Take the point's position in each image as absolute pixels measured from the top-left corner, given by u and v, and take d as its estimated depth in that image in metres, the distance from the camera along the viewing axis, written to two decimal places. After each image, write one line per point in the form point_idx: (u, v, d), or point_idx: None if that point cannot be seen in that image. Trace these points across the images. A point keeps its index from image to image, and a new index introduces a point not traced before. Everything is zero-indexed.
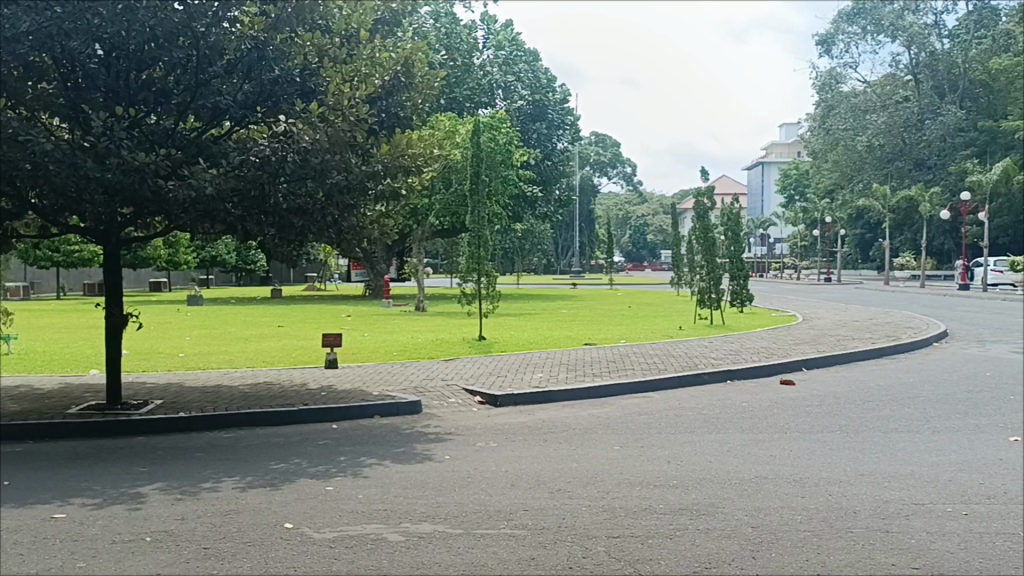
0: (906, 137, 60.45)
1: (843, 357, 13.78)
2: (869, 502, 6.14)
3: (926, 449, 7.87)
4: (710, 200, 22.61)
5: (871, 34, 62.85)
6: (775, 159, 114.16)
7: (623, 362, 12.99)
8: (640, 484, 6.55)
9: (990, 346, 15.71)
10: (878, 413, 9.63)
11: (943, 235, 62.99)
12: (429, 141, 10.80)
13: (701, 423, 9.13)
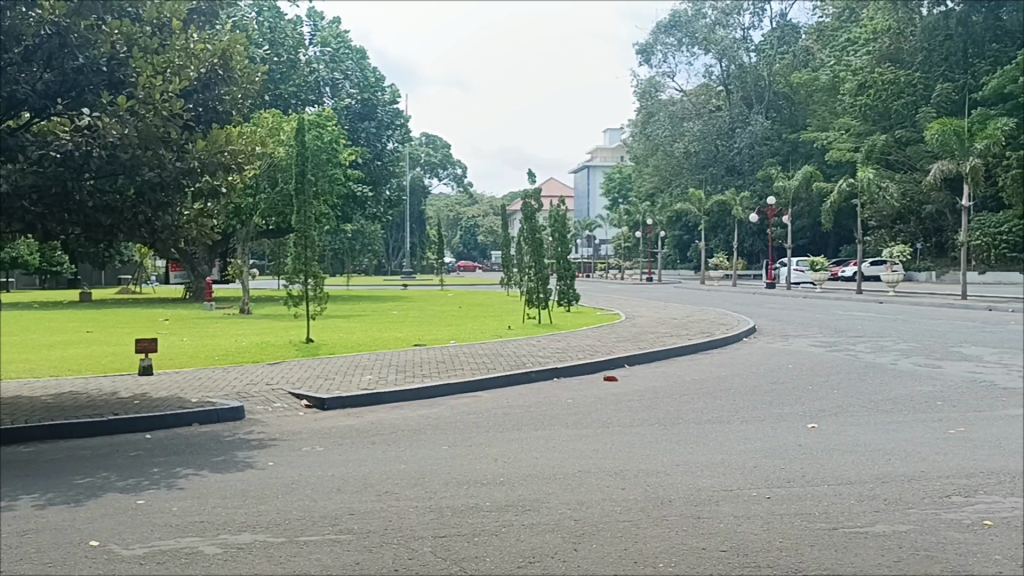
0: (719, 144, 64.18)
1: (662, 354, 14.42)
2: (684, 490, 6.46)
3: (734, 438, 8.36)
4: (537, 202, 23.04)
5: (686, 46, 66.13)
6: (600, 163, 118.08)
7: (452, 363, 13.05)
8: (466, 483, 6.60)
9: (792, 341, 16.90)
10: (692, 406, 10.16)
11: (752, 237, 67.37)
12: (252, 139, 10.41)
13: (527, 420, 9.31)
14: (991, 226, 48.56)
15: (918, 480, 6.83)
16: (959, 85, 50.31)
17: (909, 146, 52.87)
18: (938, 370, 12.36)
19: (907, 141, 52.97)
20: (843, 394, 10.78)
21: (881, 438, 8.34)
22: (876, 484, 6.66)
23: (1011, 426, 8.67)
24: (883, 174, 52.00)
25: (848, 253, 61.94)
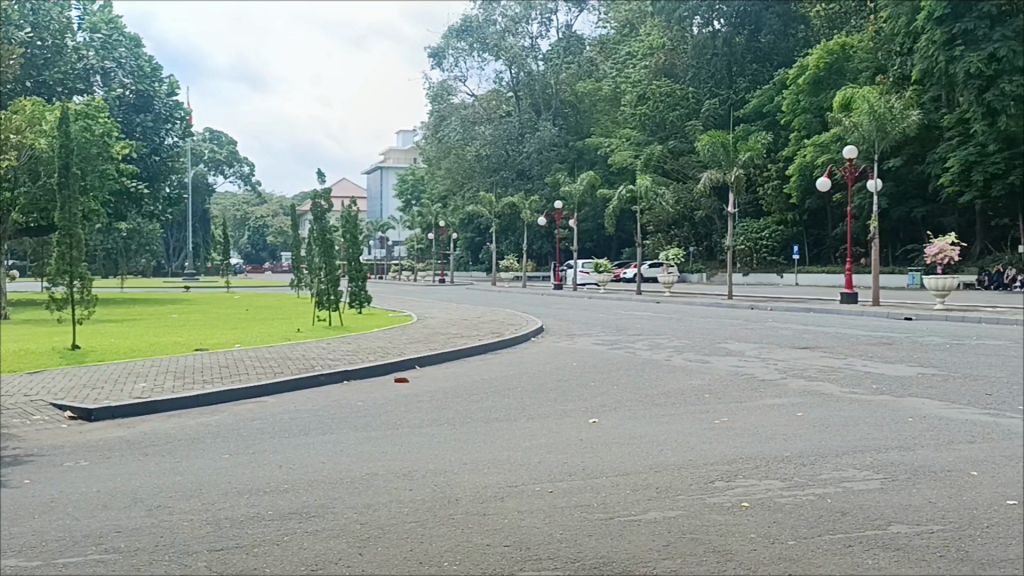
0: (509, 148, 65.60)
1: (452, 354, 14.55)
2: (469, 488, 6.56)
3: (519, 435, 8.59)
4: (328, 202, 22.52)
5: (477, 51, 66.89)
6: (393, 165, 117.67)
7: (235, 367, 12.50)
8: (248, 492, 6.35)
9: (578, 340, 17.59)
10: (481, 404, 10.32)
11: (541, 240, 69.95)
12: (7, 127, 9.54)
13: (314, 424, 9.11)
14: (753, 231, 52.82)
15: (686, 467, 7.30)
16: (724, 100, 54.50)
17: (681, 156, 56.44)
18: (707, 365, 13.26)
19: (680, 152, 56.54)
20: (622, 390, 11.32)
21: (655, 430, 8.86)
22: (648, 474, 7.05)
23: (769, 415, 9.47)
24: (660, 182, 55.22)
25: (629, 255, 65.55)
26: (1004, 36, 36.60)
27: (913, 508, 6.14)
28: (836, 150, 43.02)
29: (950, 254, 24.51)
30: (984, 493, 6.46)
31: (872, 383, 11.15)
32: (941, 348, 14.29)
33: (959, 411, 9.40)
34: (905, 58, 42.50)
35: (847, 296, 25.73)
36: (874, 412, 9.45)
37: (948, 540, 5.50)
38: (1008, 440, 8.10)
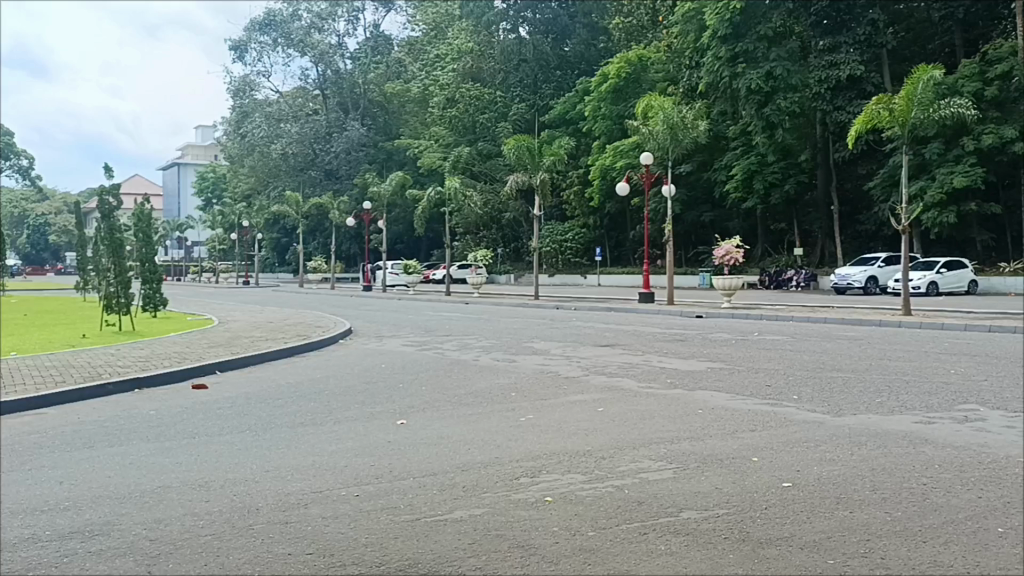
0: (317, 147, 64.32)
1: (255, 358, 14.04)
2: (270, 497, 6.34)
3: (325, 439, 8.42)
4: (116, 199, 21.17)
5: (282, 46, 65.05)
6: (191, 161, 112.15)
7: (10, 377, 11.47)
8: (22, 513, 5.85)
9: (386, 341, 17.48)
10: (285, 409, 10.02)
11: (349, 240, 69.13)
12: None
13: (102, 436, 8.51)
14: (558, 234, 54.10)
15: (494, 465, 7.40)
16: (530, 106, 55.78)
17: (490, 159, 57.32)
18: (513, 364, 13.54)
19: (489, 154, 57.35)
20: (431, 390, 11.32)
21: (461, 430, 8.94)
22: (456, 474, 7.09)
23: (571, 411, 9.79)
24: (468, 184, 55.73)
25: (439, 257, 65.81)
26: (779, 56, 39.78)
27: (701, 495, 6.53)
28: (634, 156, 45.18)
29: (735, 255, 26.26)
30: (762, 477, 6.98)
31: (666, 378, 11.80)
32: (727, 343, 15.29)
33: (743, 401, 10.13)
34: (694, 71, 45.07)
35: (645, 295, 26.99)
36: (668, 405, 9.96)
37: (732, 523, 5.88)
38: (782, 426, 8.80)
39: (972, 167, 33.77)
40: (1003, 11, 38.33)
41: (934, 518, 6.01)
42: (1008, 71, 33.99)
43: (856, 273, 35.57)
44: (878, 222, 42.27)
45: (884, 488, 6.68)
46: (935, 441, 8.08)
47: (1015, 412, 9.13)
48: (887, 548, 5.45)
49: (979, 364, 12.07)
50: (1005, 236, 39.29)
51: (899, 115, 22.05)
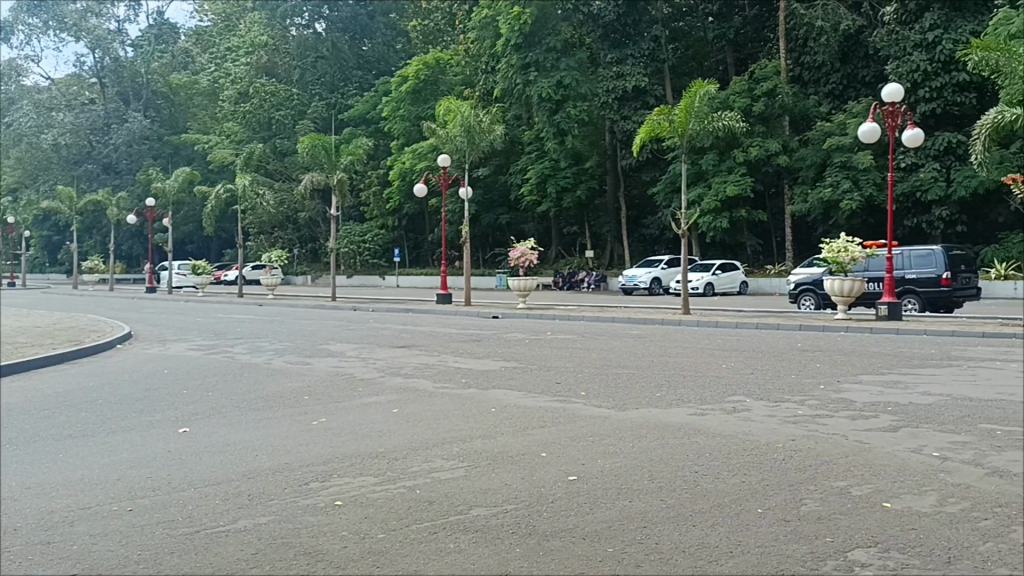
0: (93, 139, 60.04)
1: (20, 366, 12.90)
2: (32, 515, 5.86)
3: (97, 451, 7.88)
4: None
5: (53, 30, 60.12)
6: None
7: None
8: None
9: (170, 345, 16.56)
10: (53, 421, 9.29)
11: (131, 240, 65.07)
12: None
13: None
14: (356, 235, 53.49)
15: (280, 472, 7.18)
16: (329, 104, 54.73)
17: (285, 156, 55.79)
18: (307, 367, 13.22)
19: (283, 152, 55.84)
20: (217, 396, 10.84)
21: (249, 436, 8.60)
22: (240, 482, 6.82)
23: (364, 413, 9.69)
24: (261, 182, 53.95)
25: (231, 257, 63.34)
26: (568, 66, 41.32)
27: (489, 492, 6.64)
28: (433, 158, 45.45)
29: (530, 258, 26.99)
30: (550, 471, 7.21)
31: (460, 378, 11.94)
32: (521, 343, 15.68)
33: (534, 399, 10.42)
34: (489, 76, 46.20)
35: (442, 296, 27.19)
36: (462, 405, 10.10)
37: (519, 518, 6.04)
38: (569, 422, 9.13)
39: (742, 177, 36.57)
40: (768, 34, 41.78)
41: (704, 504, 6.44)
42: (773, 89, 37.04)
43: (642, 275, 37.57)
44: (661, 226, 44.77)
45: (660, 477, 7.09)
46: (707, 431, 8.66)
47: (776, 402, 9.96)
48: (661, 534, 5.78)
49: (745, 358, 13.07)
50: (771, 241, 42.79)
51: (679, 126, 23.43)
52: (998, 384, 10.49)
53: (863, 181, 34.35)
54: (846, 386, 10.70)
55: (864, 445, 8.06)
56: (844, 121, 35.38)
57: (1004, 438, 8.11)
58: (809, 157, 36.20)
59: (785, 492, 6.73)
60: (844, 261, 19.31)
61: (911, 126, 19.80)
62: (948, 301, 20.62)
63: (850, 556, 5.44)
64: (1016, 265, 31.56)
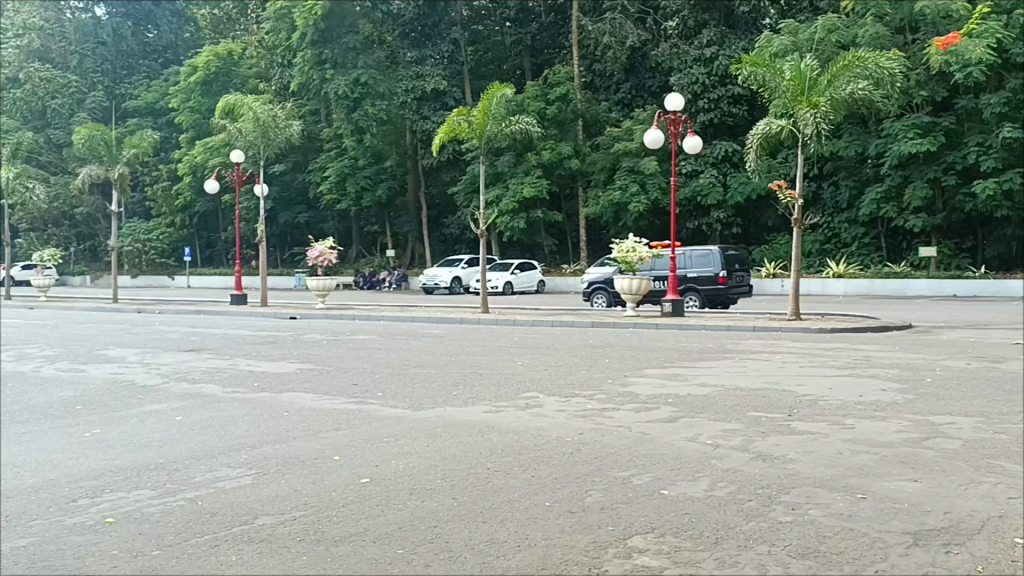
0: None
1: None
2: None
3: None
4: None
5: None
6: None
7: None
8: None
9: None
10: None
11: None
12: None
13: None
14: (141, 233, 50.42)
15: (45, 490, 6.65)
16: (110, 93, 51.37)
17: (61, 147, 51.87)
18: (82, 374, 12.32)
19: (58, 142, 51.89)
20: None
21: (11, 451, 7.92)
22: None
23: (145, 422, 9.16)
24: (32, 175, 49.81)
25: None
26: (365, 64, 40.91)
27: (276, 500, 6.43)
28: (225, 154, 43.60)
29: (329, 257, 26.50)
30: (343, 475, 7.09)
31: (252, 381, 11.53)
32: (317, 344, 15.36)
33: (330, 401, 10.22)
34: (285, 69, 45.10)
35: (236, 297, 26.21)
36: (254, 409, 9.74)
37: (307, 524, 5.89)
38: (363, 423, 9.04)
39: (538, 179, 37.69)
40: (563, 41, 43.07)
41: (494, 499, 6.56)
42: (565, 95, 38.39)
43: (443, 275, 37.82)
44: (461, 226, 45.21)
45: (453, 475, 7.16)
46: (500, 428, 8.84)
47: (567, 397, 10.32)
48: (451, 533, 5.83)
49: (540, 356, 13.46)
50: (566, 241, 44.16)
51: (477, 128, 23.82)
52: (765, 374, 11.42)
53: (650, 185, 36.20)
54: (631, 380, 11.26)
55: (646, 435, 8.51)
56: (631, 128, 37.30)
57: (769, 424, 8.83)
58: (600, 161, 37.76)
59: (573, 484, 6.98)
60: (632, 260, 20.28)
61: (692, 134, 21.11)
62: (725, 297, 22.19)
63: (629, 543, 5.72)
64: (783, 265, 34.52)
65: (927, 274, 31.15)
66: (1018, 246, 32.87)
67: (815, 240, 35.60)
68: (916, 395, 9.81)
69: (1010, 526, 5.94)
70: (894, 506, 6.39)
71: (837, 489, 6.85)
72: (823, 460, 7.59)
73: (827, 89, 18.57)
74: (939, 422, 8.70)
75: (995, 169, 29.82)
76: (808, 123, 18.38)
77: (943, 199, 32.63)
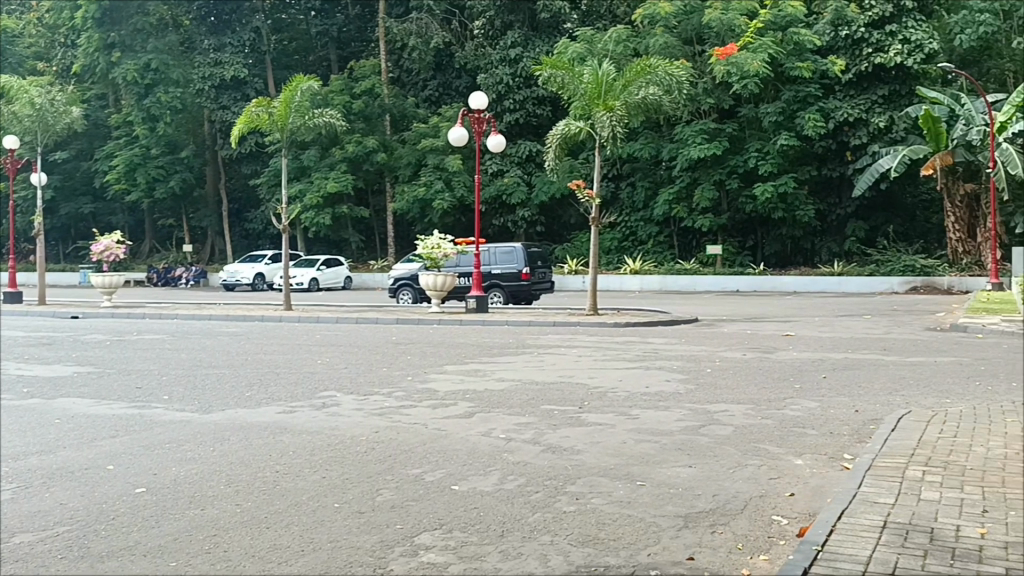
0: None
1: None
2: None
3: None
4: None
5: None
6: None
7: None
8: None
9: None
10: None
11: None
12: None
13: None
14: None
15: None
16: None
17: None
18: None
19: None
20: None
21: None
22: None
23: None
24: None
25: None
26: (157, 48, 38.75)
27: (38, 515, 5.96)
28: None
29: (116, 252, 24.86)
30: (115, 485, 6.67)
31: (21, 387, 10.63)
32: (98, 345, 14.39)
33: (107, 407, 9.57)
34: (68, 50, 42.04)
35: (10, 295, 24.09)
36: (18, 417, 8.99)
37: (70, 540, 5.50)
38: (145, 429, 8.55)
39: (342, 174, 37.15)
40: (369, 35, 42.58)
41: (280, 503, 6.38)
42: (371, 88, 38.09)
43: (245, 271, 36.53)
44: (264, 221, 43.84)
45: (238, 481, 6.90)
46: (292, 429, 8.61)
47: (365, 395, 10.21)
48: (231, 540, 5.62)
49: (339, 354, 13.26)
50: (373, 237, 43.79)
51: (277, 120, 23.08)
52: (560, 368, 11.80)
53: (455, 183, 36.52)
54: (430, 377, 11.31)
55: (441, 432, 8.56)
56: (438, 124, 37.47)
57: (560, 417, 9.11)
58: (407, 156, 37.69)
59: (363, 484, 6.90)
60: (437, 257, 20.32)
61: (494, 133, 21.40)
62: (528, 293, 22.71)
63: (416, 541, 5.72)
64: (584, 261, 35.82)
65: (714, 271, 33.27)
66: (792, 244, 35.76)
67: (614, 237, 37.17)
68: (697, 386, 10.43)
69: (769, 504, 6.42)
70: (669, 491, 6.76)
71: (618, 477, 7.17)
72: (608, 450, 7.92)
73: (622, 94, 19.41)
74: (714, 410, 9.31)
75: (772, 173, 32.29)
76: (605, 125, 19.13)
77: (727, 201, 34.92)
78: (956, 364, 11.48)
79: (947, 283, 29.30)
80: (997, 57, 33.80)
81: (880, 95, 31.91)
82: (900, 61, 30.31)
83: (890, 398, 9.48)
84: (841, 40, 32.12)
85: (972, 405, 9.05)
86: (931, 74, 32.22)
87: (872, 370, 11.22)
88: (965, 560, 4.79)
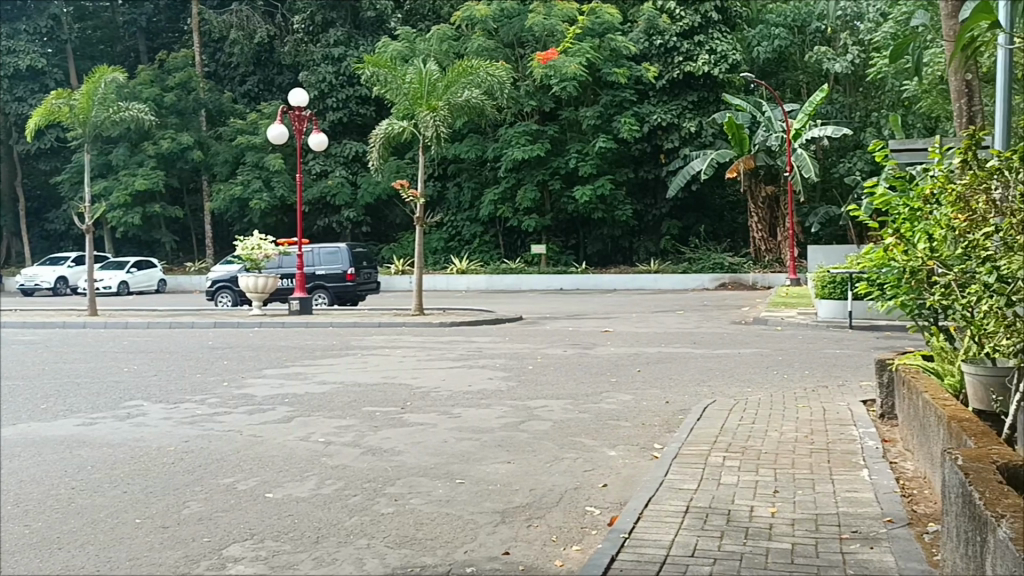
0: None
1: None
2: None
3: None
4: None
5: None
6: None
7: None
8: None
9: None
10: None
11: None
12: None
13: None
14: None
15: None
16: None
17: None
18: None
19: None
20: None
21: None
22: None
23: None
24: None
25: None
26: None
27: None
28: None
29: None
30: None
31: None
32: None
33: None
34: None
35: None
36: None
37: None
38: None
39: (153, 171, 35.36)
40: (182, 26, 40.78)
41: (74, 522, 5.95)
42: (185, 81, 36.56)
43: (45, 274, 34.07)
44: (67, 221, 41.05)
45: (27, 500, 6.38)
46: (93, 442, 8.06)
47: (175, 403, 9.72)
48: (17, 566, 5.18)
49: (148, 360, 12.58)
50: (189, 238, 41.91)
51: (80, 113, 21.62)
52: (384, 368, 11.69)
53: (276, 182, 35.50)
54: (248, 382, 10.92)
55: (257, 438, 8.27)
56: (256, 121, 36.28)
57: (381, 418, 9.01)
58: (224, 154, 36.33)
59: (168, 497, 6.55)
60: (258, 258, 19.61)
61: (315, 131, 20.93)
62: (352, 294, 22.39)
63: (225, 553, 5.49)
64: (410, 261, 35.73)
65: (538, 270, 34.00)
66: (612, 243, 37.16)
67: (440, 237, 37.31)
68: (519, 382, 10.61)
69: (584, 495, 6.60)
70: (488, 488, 6.82)
71: (437, 476, 7.16)
72: (429, 450, 7.90)
73: (445, 94, 19.46)
74: (534, 406, 9.49)
75: (591, 174, 33.37)
76: (428, 125, 19.12)
77: (550, 202, 35.77)
78: (757, 355, 12.25)
79: (752, 280, 31.25)
80: (792, 69, 36.50)
81: (689, 102, 33.52)
82: (707, 70, 32.00)
83: (697, 389, 9.99)
84: (654, 48, 33.55)
85: (769, 392, 9.68)
86: (736, 83, 34.22)
87: (681, 362, 11.81)
88: (756, 538, 5.10)
